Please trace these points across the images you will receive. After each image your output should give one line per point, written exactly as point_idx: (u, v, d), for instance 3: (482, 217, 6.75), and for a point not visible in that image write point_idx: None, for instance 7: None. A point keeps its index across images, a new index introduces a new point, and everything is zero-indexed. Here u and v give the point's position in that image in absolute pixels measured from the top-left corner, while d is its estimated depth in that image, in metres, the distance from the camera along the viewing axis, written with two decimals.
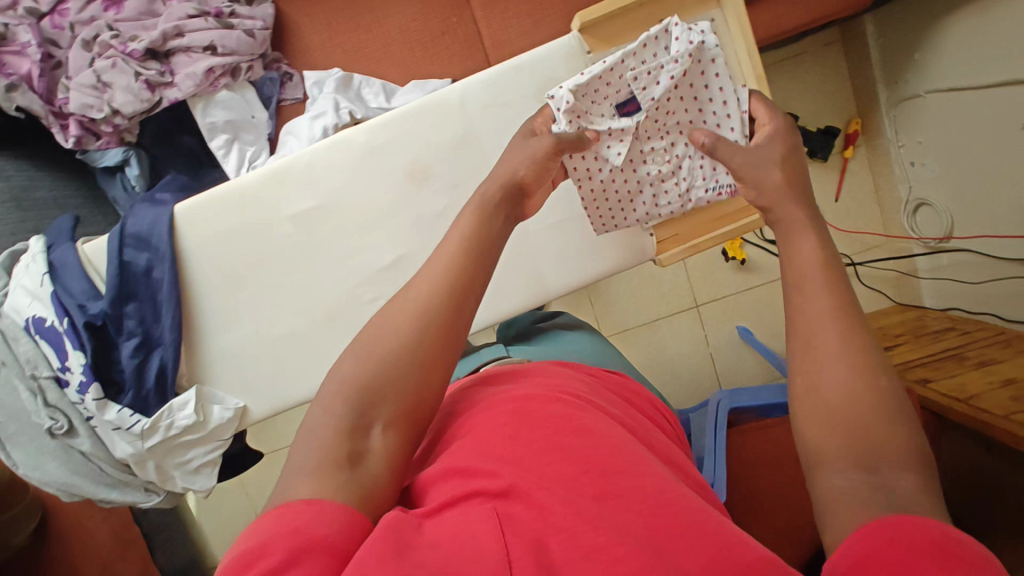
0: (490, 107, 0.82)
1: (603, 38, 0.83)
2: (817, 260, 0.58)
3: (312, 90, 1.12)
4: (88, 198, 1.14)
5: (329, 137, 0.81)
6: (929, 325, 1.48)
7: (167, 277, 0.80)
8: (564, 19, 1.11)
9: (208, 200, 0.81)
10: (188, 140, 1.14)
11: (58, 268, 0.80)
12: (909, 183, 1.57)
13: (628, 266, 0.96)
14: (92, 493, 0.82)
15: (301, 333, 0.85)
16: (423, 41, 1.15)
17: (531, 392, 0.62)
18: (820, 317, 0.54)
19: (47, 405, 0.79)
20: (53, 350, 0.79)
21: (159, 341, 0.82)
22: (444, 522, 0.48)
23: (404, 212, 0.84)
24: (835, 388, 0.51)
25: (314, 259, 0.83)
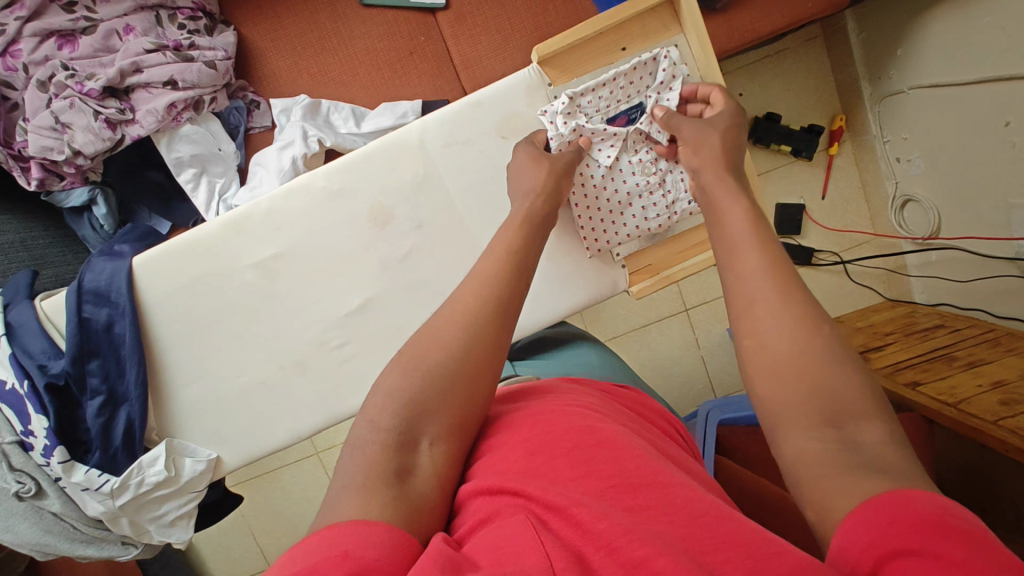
0: (450, 146, 0.81)
1: (563, 70, 0.83)
2: (751, 229, 0.62)
3: (279, 118, 1.10)
4: (57, 237, 1.12)
5: (286, 183, 0.79)
6: (919, 321, 1.47)
7: (128, 332, 0.78)
8: (531, 36, 1.11)
9: (166, 252, 0.80)
10: (155, 174, 1.12)
11: (16, 328, 0.79)
12: (895, 179, 1.56)
13: (609, 292, 0.93)
14: (67, 551, 0.82)
15: (271, 382, 0.83)
16: (391, 61, 1.13)
17: (543, 408, 0.61)
18: (765, 283, 0.56)
19: (12, 469, 0.78)
20: (16, 414, 0.78)
21: (125, 397, 0.80)
22: (477, 550, 0.45)
23: (372, 253, 0.82)
24: (785, 341, 0.53)
25: (284, 305, 0.82)
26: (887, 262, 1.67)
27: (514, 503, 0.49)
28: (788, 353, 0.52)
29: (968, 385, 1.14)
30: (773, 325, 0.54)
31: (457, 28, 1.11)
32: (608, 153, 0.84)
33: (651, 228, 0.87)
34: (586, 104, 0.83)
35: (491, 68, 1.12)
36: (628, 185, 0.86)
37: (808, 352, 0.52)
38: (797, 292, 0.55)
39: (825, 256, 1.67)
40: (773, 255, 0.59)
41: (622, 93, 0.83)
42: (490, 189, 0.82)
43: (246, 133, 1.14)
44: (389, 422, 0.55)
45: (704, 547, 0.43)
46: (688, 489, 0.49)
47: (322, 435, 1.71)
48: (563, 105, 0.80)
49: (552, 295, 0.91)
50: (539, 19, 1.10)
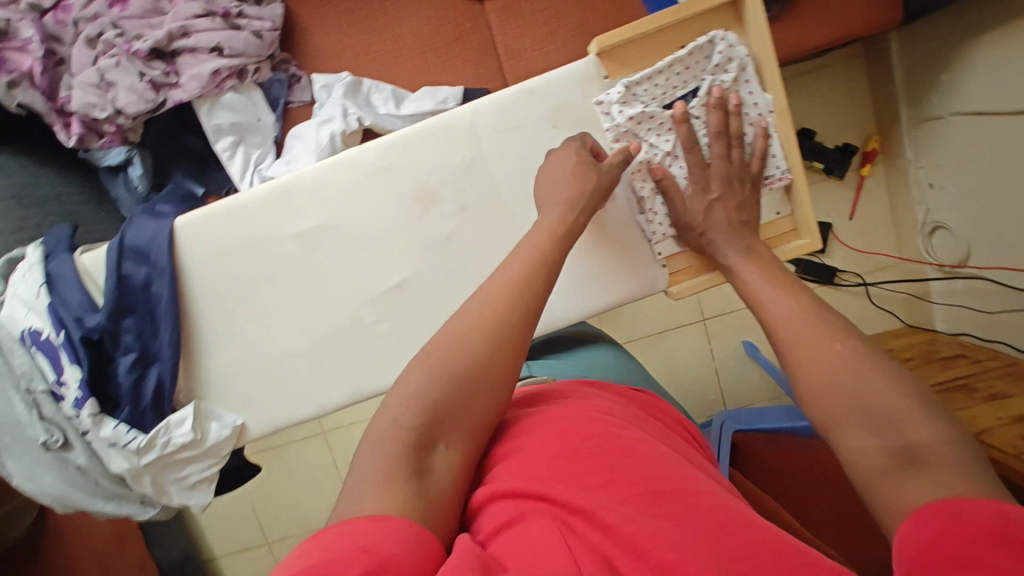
0: (501, 131, 0.80)
1: (622, 63, 0.80)
2: (770, 276, 0.71)
3: (320, 93, 1.11)
4: (92, 195, 1.13)
5: (335, 156, 0.79)
6: (941, 350, 1.51)
7: (166, 293, 0.78)
8: (577, 34, 1.14)
9: (209, 215, 0.79)
10: (193, 140, 1.11)
11: (54, 279, 0.78)
12: (926, 205, 1.55)
13: (646, 290, 0.88)
14: (87, 505, 0.81)
15: (303, 352, 0.83)
16: (435, 46, 1.14)
17: (563, 412, 0.63)
18: (790, 317, 0.64)
19: (41, 418, 0.78)
20: (49, 364, 0.78)
21: (157, 356, 0.80)
22: (506, 548, 0.48)
23: (413, 232, 0.81)
24: (805, 367, 0.60)
25: (323, 278, 0.81)
26: (910, 287, 1.65)
27: (539, 504, 0.51)
28: (823, 366, 0.58)
29: (988, 418, 1.14)
30: (806, 345, 0.61)
31: (505, 17, 1.13)
32: (666, 138, 0.80)
33: None
34: (643, 91, 0.79)
35: (535, 60, 1.14)
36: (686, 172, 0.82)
37: (839, 364, 0.57)
38: (821, 319, 0.62)
39: (848, 277, 1.67)
40: (801, 296, 0.66)
41: (679, 79, 0.79)
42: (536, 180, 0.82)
43: (285, 105, 1.14)
44: (412, 419, 0.56)
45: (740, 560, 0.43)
46: (719, 502, 0.50)
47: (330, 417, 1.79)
48: (619, 95, 0.78)
49: (586, 290, 0.88)
50: (588, 17, 1.13)
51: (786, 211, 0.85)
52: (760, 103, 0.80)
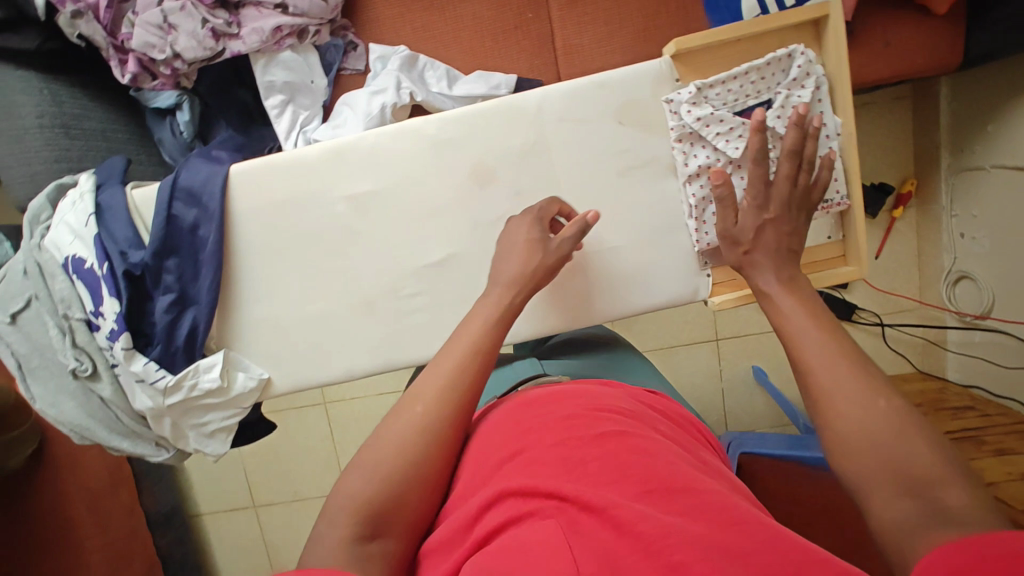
0: (566, 120, 0.80)
1: (695, 68, 0.80)
2: (798, 305, 0.67)
3: (375, 64, 1.11)
4: (137, 136, 1.14)
5: (398, 124, 0.78)
6: (949, 400, 1.51)
7: (213, 238, 0.78)
8: (636, 40, 1.14)
9: (264, 166, 0.79)
10: (245, 94, 1.11)
11: (104, 210, 0.77)
12: (954, 253, 1.55)
13: (687, 297, 0.87)
14: (104, 439, 0.81)
15: (335, 315, 0.83)
16: (494, 32, 1.14)
17: (579, 410, 0.63)
18: (820, 356, 0.60)
19: (75, 345, 0.77)
20: (89, 293, 0.76)
21: (195, 300, 0.80)
22: (514, 542, 0.49)
23: (464, 209, 0.81)
24: (841, 419, 0.56)
25: (367, 242, 0.81)
26: (927, 332, 1.66)
27: (549, 499, 0.52)
28: (858, 415, 0.55)
29: (994, 471, 1.15)
30: (840, 389, 0.57)
31: (567, 12, 1.13)
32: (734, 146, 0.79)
33: None
34: (716, 95, 0.79)
35: (591, 59, 1.15)
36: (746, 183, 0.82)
37: (872, 418, 0.54)
38: (851, 363, 0.59)
39: (865, 315, 1.69)
40: (831, 330, 0.63)
41: (753, 88, 0.79)
42: (594, 172, 0.82)
43: (337, 73, 1.14)
44: (349, 520, 0.54)
45: (756, 552, 0.43)
46: (733, 502, 0.50)
47: (332, 388, 1.81)
48: (690, 95, 0.78)
49: (632, 291, 0.86)
50: (649, 23, 1.13)
51: (838, 236, 0.86)
52: (829, 124, 0.80)
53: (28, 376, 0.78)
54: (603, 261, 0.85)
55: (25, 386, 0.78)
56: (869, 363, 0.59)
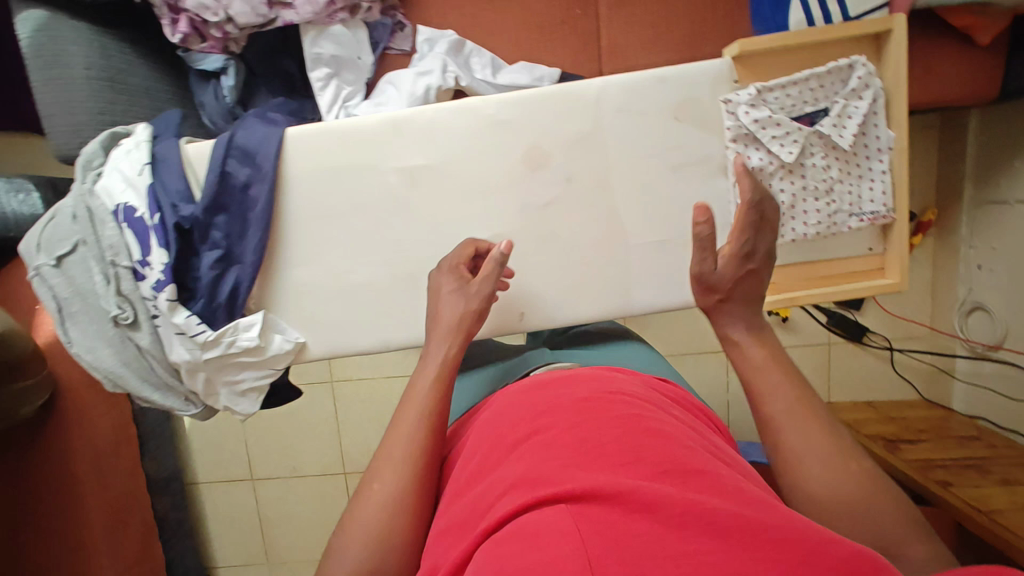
0: (623, 111, 0.81)
1: (754, 72, 0.83)
2: (766, 361, 0.72)
3: (422, 45, 1.12)
4: (178, 96, 1.14)
5: (458, 101, 0.79)
6: (953, 428, 1.53)
7: (265, 198, 0.79)
8: (679, 45, 1.15)
9: (321, 131, 0.79)
10: (289, 64, 1.13)
11: (159, 160, 0.79)
12: (969, 285, 1.56)
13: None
14: (136, 390, 0.82)
15: (376, 285, 0.84)
16: (541, 24, 1.15)
17: (592, 395, 0.64)
18: (783, 418, 0.67)
19: (118, 293, 0.77)
20: (137, 242, 0.77)
21: (239, 259, 0.81)
22: (528, 524, 0.49)
23: (513, 191, 0.83)
24: (812, 486, 0.62)
25: (416, 216, 0.83)
26: (938, 360, 1.68)
27: (565, 478, 0.52)
28: (824, 471, 0.62)
29: (999, 499, 1.17)
30: (806, 447, 0.64)
31: (615, 11, 1.14)
32: (790, 149, 0.82)
33: (809, 235, 0.87)
34: (774, 99, 0.83)
35: (635, 59, 1.16)
36: (796, 187, 0.85)
37: (834, 476, 0.61)
38: (812, 422, 0.66)
39: (875, 339, 1.71)
40: (796, 387, 0.69)
41: (810, 96, 0.83)
42: (644, 164, 0.83)
43: (382, 51, 1.15)
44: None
45: (762, 525, 0.45)
46: (742, 484, 0.52)
47: (341, 367, 1.81)
48: (750, 97, 0.81)
49: (672, 287, 0.87)
50: (696, 27, 1.14)
51: (879, 249, 0.90)
52: (881, 137, 0.83)
53: (66, 319, 0.78)
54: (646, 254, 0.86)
55: (63, 329, 0.78)
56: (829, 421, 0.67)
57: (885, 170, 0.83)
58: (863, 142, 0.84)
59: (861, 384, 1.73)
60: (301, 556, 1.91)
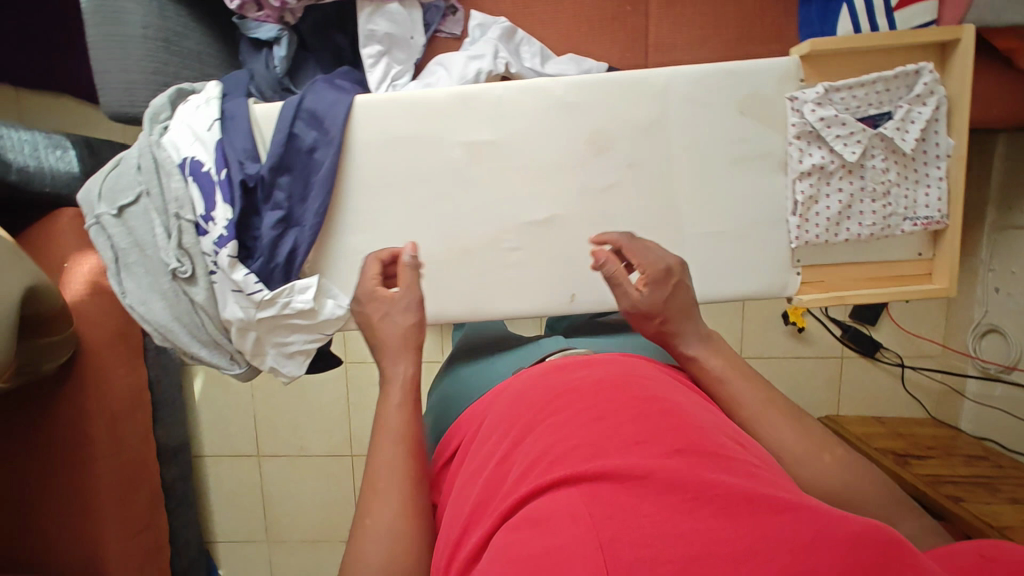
0: (690, 101, 0.83)
1: (820, 71, 0.85)
2: (727, 364, 0.71)
3: (474, 31, 1.13)
4: (228, 64, 1.15)
5: (529, 80, 0.82)
6: (962, 447, 1.55)
7: (330, 162, 0.82)
8: (726, 49, 1.17)
9: (392, 100, 0.82)
10: (340, 39, 1.13)
11: (228, 118, 0.81)
12: (985, 306, 1.58)
13: (773, 293, 0.92)
14: (185, 345, 0.82)
15: (432, 257, 0.86)
16: (592, 19, 1.16)
17: (606, 376, 0.64)
18: (761, 414, 0.67)
19: (179, 246, 0.77)
20: (201, 196, 0.77)
21: (298, 221, 0.83)
22: (541, 506, 0.51)
23: (571, 173, 0.85)
24: (807, 475, 0.64)
25: (480, 190, 0.85)
26: (949, 379, 1.69)
27: (581, 459, 0.53)
28: (811, 455, 0.64)
29: (1011, 516, 1.18)
30: (788, 437, 0.66)
31: (666, 11, 1.15)
32: (853, 149, 0.83)
33: (863, 236, 0.88)
34: (840, 99, 0.84)
35: (681, 60, 1.17)
36: (854, 187, 0.86)
37: (820, 458, 0.65)
38: (785, 411, 0.68)
39: (888, 355, 1.75)
40: (761, 383, 0.70)
41: (874, 98, 0.84)
42: (706, 155, 0.86)
43: (433, 33, 1.16)
44: None
45: (768, 509, 0.46)
46: (750, 465, 0.53)
47: (355, 348, 1.82)
48: (815, 95, 0.83)
49: (722, 278, 0.89)
50: (743, 32, 1.16)
51: (928, 254, 0.92)
52: (941, 145, 0.85)
53: (122, 270, 0.79)
54: (702, 245, 0.88)
55: (118, 280, 0.79)
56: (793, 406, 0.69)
57: (942, 177, 0.85)
58: (923, 148, 0.85)
59: (871, 399, 1.77)
60: (301, 536, 1.90)
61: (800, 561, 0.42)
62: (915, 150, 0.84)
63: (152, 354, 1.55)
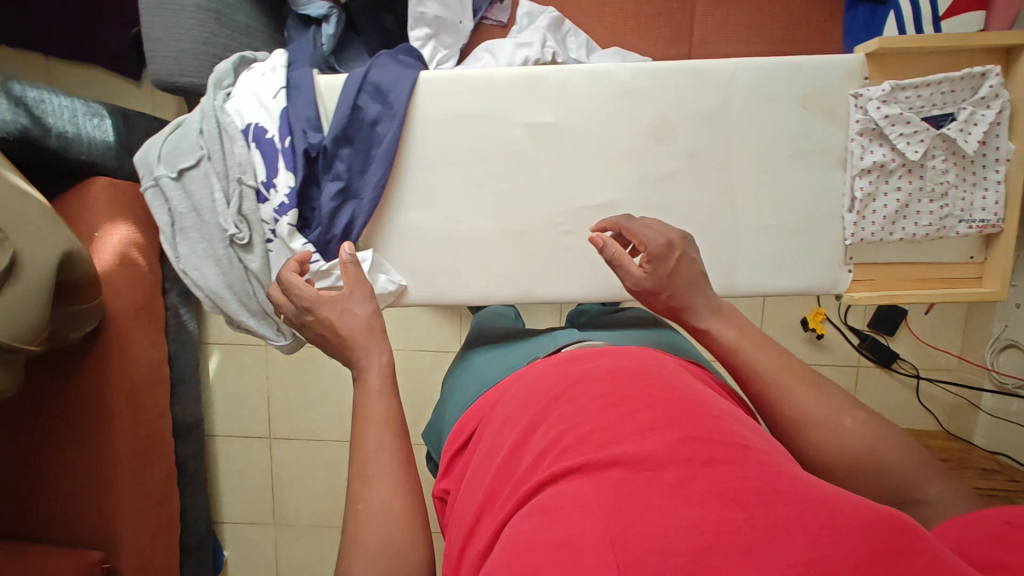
0: (756, 93, 0.86)
1: (884, 70, 0.86)
2: (735, 334, 0.74)
3: (522, 19, 1.14)
4: (274, 40, 1.15)
5: (594, 65, 0.84)
6: (975, 460, 1.56)
7: (392, 135, 0.83)
8: (769, 49, 1.17)
9: (458, 77, 0.84)
10: (388, 20, 1.14)
11: (292, 87, 0.84)
12: (1004, 321, 1.59)
13: (824, 288, 0.94)
14: (234, 313, 0.88)
15: (484, 235, 0.89)
16: (639, 13, 1.17)
17: (624, 363, 0.61)
18: (775, 374, 0.70)
19: (239, 213, 0.82)
20: (264, 164, 0.82)
21: (356, 194, 0.85)
22: (550, 497, 0.48)
23: (633, 160, 0.87)
24: (830, 439, 0.66)
25: (539, 170, 0.87)
26: (965, 392, 1.69)
27: (591, 448, 0.50)
28: (830, 413, 0.67)
29: None
30: (807, 398, 0.68)
31: (712, 8, 1.16)
32: (916, 148, 0.84)
33: (918, 236, 0.89)
34: (905, 98, 0.85)
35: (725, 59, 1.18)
36: (911, 187, 0.87)
37: (840, 418, 0.67)
38: (798, 372, 0.70)
39: (904, 366, 1.74)
40: (772, 348, 0.72)
41: (938, 99, 0.85)
42: (768, 151, 0.88)
43: (479, 20, 1.16)
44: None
45: (783, 507, 0.42)
46: (771, 457, 0.48)
47: None
48: (881, 93, 0.84)
49: (771, 272, 0.92)
50: (789, 33, 1.16)
51: (979, 258, 0.94)
52: (1002, 149, 0.85)
53: (178, 234, 0.84)
54: (757, 238, 0.91)
55: (174, 244, 0.84)
56: (807, 369, 0.71)
57: (1000, 181, 0.86)
58: (983, 151, 0.86)
59: (884, 410, 1.77)
60: (309, 520, 1.89)
61: (820, 564, 0.37)
62: (976, 152, 0.84)
63: (173, 330, 1.54)
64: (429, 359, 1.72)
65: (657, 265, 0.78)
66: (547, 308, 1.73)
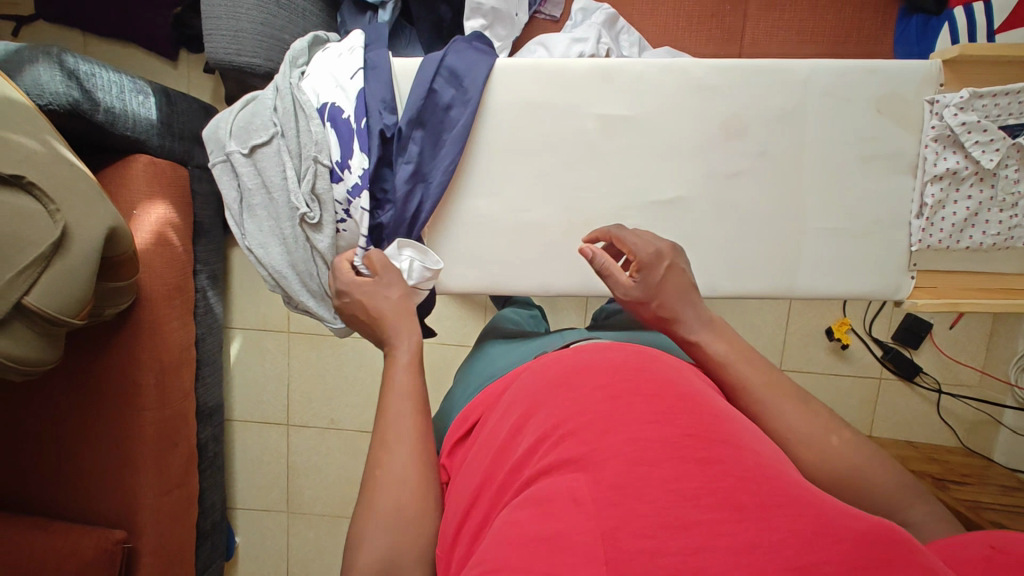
0: (830, 95, 0.88)
1: (958, 78, 0.87)
2: (726, 349, 0.70)
3: (576, 15, 1.14)
4: (326, 24, 1.15)
5: (671, 61, 0.87)
6: (997, 477, 1.56)
7: (465, 120, 0.87)
8: (818, 57, 1.18)
9: (535, 68, 0.88)
10: (444, 10, 1.12)
11: (369, 68, 0.87)
12: None
13: (886, 294, 0.96)
14: (295, 294, 0.88)
15: (551, 225, 0.93)
16: (692, 15, 1.17)
17: (622, 349, 0.58)
18: (763, 390, 0.66)
19: (312, 192, 0.83)
20: (339, 145, 0.83)
21: (426, 177, 0.88)
22: (543, 487, 0.46)
23: (703, 156, 0.90)
24: (824, 457, 0.63)
25: (611, 163, 0.91)
26: (987, 408, 1.71)
27: (589, 439, 0.48)
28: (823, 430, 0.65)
29: None
30: (797, 416, 0.65)
31: (764, 13, 1.17)
32: (990, 156, 0.84)
33: (984, 245, 0.91)
34: (981, 106, 0.85)
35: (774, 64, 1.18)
36: (980, 195, 0.88)
37: (831, 440, 0.64)
38: (788, 390, 0.67)
39: (927, 380, 1.73)
40: (761, 364, 0.69)
41: (1018, 107, 0.84)
42: (838, 153, 0.90)
43: (532, 14, 1.18)
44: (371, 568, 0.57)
45: (778, 511, 0.41)
46: (770, 461, 0.47)
47: None
48: (959, 100, 0.85)
49: (829, 272, 0.94)
50: (840, 41, 1.17)
51: None
52: None
53: (248, 210, 0.86)
54: (819, 238, 0.93)
55: (241, 223, 0.86)
56: (794, 386, 0.68)
57: None
58: None
59: (905, 424, 1.76)
60: (321, 510, 1.88)
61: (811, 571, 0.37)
62: None
63: (201, 312, 1.53)
64: (452, 353, 1.71)
65: (648, 274, 0.76)
66: (573, 306, 1.72)
